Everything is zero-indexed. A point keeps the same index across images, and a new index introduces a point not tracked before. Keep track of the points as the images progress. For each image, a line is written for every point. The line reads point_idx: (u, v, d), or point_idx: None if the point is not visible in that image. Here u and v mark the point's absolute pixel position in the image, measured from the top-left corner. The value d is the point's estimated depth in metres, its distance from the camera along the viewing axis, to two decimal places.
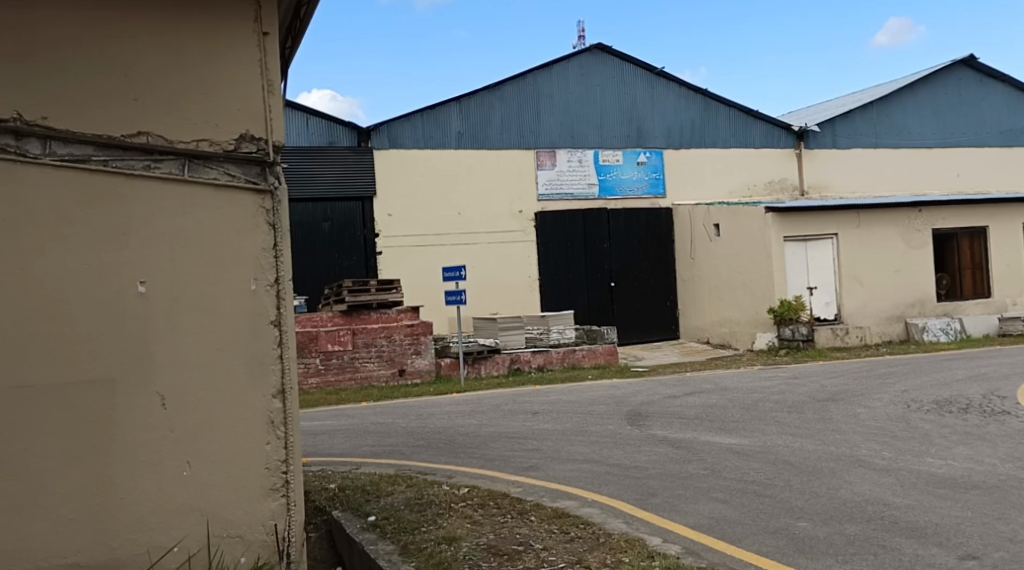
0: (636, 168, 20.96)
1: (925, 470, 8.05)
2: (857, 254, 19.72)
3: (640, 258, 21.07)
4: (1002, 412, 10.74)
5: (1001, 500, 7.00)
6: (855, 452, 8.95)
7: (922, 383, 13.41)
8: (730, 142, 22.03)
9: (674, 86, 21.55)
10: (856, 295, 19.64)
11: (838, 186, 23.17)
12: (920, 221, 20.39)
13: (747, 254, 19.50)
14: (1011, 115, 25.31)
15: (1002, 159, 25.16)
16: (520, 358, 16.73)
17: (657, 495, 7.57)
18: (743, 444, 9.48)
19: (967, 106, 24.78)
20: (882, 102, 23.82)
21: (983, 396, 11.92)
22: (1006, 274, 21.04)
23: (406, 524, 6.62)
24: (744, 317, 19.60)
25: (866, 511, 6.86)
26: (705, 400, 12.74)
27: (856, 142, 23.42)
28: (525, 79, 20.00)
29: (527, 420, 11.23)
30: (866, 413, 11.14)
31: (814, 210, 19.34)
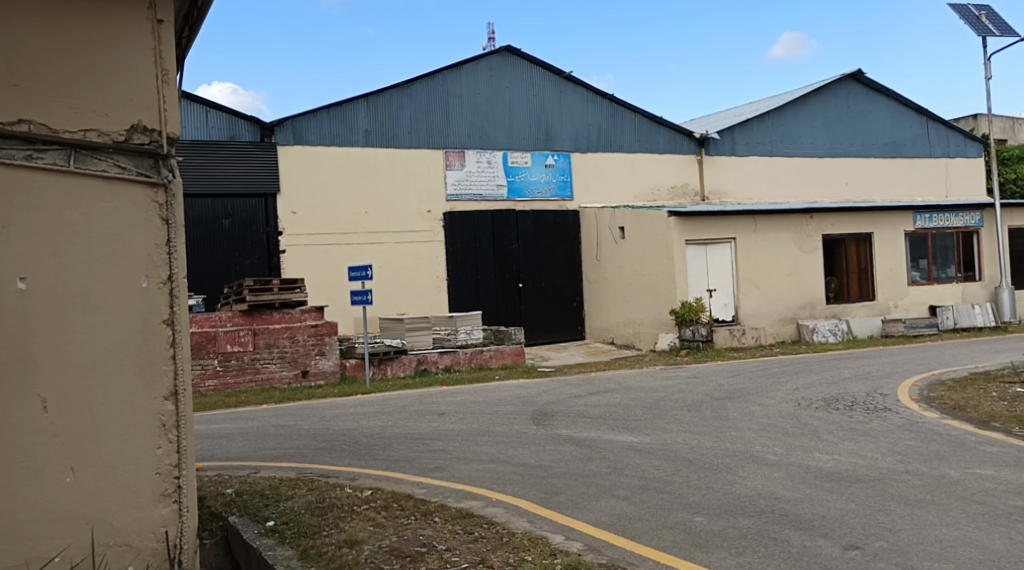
0: (543, 170, 21.19)
1: (813, 465, 8.43)
2: (752, 257, 20.45)
3: (547, 259, 21.32)
4: (884, 409, 11.31)
5: (882, 492, 7.40)
6: (749, 448, 9.30)
7: (812, 381, 14.02)
8: (635, 147, 22.50)
9: (582, 91, 21.88)
10: (752, 297, 20.39)
11: (736, 192, 23.95)
12: (812, 227, 21.30)
13: (650, 257, 19.95)
14: (895, 128, 26.67)
15: (887, 169, 26.46)
16: (427, 359, 16.72)
17: (560, 493, 7.71)
18: (644, 442, 9.73)
19: (855, 118, 25.99)
20: (778, 112, 24.76)
21: (867, 393, 12.55)
22: (889, 278, 22.16)
23: (306, 528, 6.57)
24: (647, 319, 20.06)
25: (759, 504, 7.15)
26: (609, 399, 13.01)
27: (752, 150, 24.29)
28: (434, 78, 20.00)
29: (433, 421, 11.25)
30: (760, 410, 11.59)
31: (714, 214, 19.96)
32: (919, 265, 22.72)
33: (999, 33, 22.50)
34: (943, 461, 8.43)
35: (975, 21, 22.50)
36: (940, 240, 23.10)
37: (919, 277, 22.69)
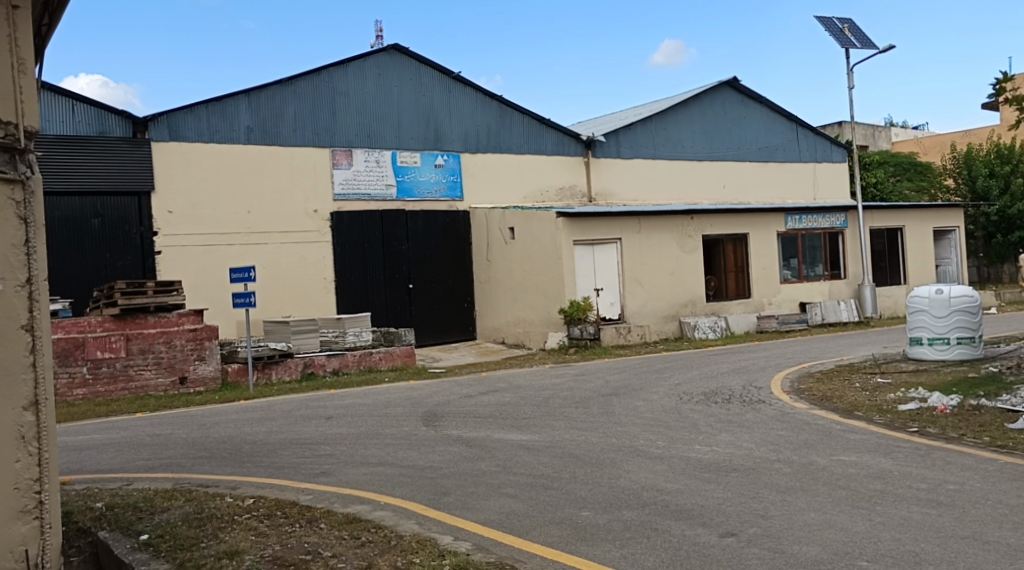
0: (433, 170, 21.15)
1: (693, 456, 8.75)
2: (637, 257, 21.02)
3: (437, 260, 21.29)
4: (758, 401, 11.82)
5: (756, 480, 7.75)
6: (634, 442, 9.57)
7: (692, 376, 14.53)
8: (524, 148, 22.73)
9: (471, 92, 21.95)
10: (636, 296, 20.98)
11: (621, 194, 24.51)
12: (692, 227, 22.04)
13: (539, 257, 20.21)
14: (769, 133, 27.89)
15: (761, 172, 27.62)
16: (314, 362, 16.47)
17: (449, 494, 7.75)
18: (532, 440, 9.87)
19: (730, 123, 27.09)
20: (661, 116, 25.53)
21: (743, 386, 13.10)
22: (763, 276, 23.15)
23: (183, 541, 6.40)
24: (537, 318, 20.33)
25: (641, 497, 7.37)
26: (498, 398, 13.13)
27: (636, 153, 24.93)
28: (319, 75, 19.70)
29: (319, 425, 11.11)
30: (644, 405, 11.92)
31: (600, 215, 20.38)
32: (790, 264, 23.83)
33: (860, 45, 23.83)
34: (811, 449, 8.89)
35: (838, 33, 23.76)
36: (809, 240, 24.27)
37: (790, 275, 23.80)
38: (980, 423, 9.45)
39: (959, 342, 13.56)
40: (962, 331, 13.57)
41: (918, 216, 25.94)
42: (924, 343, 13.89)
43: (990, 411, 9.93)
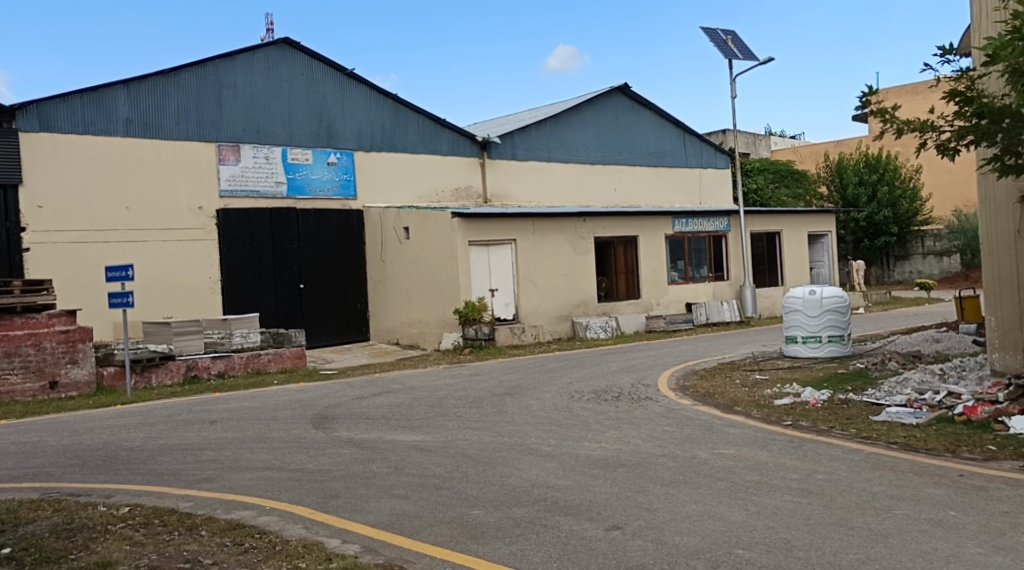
0: (325, 168, 20.81)
1: (582, 453, 8.91)
2: (531, 258, 21.23)
3: (329, 260, 20.97)
4: (645, 398, 12.12)
5: (642, 475, 7.96)
6: (525, 440, 9.67)
7: (583, 374, 14.79)
8: (419, 148, 22.62)
9: (365, 89, 21.72)
10: (530, 297, 21.18)
11: (516, 196, 24.71)
12: (585, 229, 22.40)
13: (434, 257, 20.16)
14: (658, 139, 28.65)
15: (652, 177, 28.31)
16: (198, 365, 15.98)
17: (338, 496, 7.66)
18: (424, 440, 9.86)
19: (621, 127, 27.70)
20: (555, 119, 25.89)
21: (632, 384, 13.42)
22: (652, 277, 23.76)
23: (51, 553, 6.13)
24: (431, 318, 20.28)
25: (532, 494, 7.45)
26: (391, 399, 13.05)
27: (531, 154, 25.17)
28: (205, 67, 19.13)
29: (202, 430, 10.79)
30: (536, 404, 12.07)
31: (495, 216, 20.49)
32: (677, 266, 24.52)
33: (742, 56, 24.75)
34: (694, 443, 9.18)
35: (722, 44, 24.59)
36: (695, 243, 25.03)
37: (677, 276, 24.51)
38: (848, 416, 9.96)
39: (830, 340, 14.26)
40: (833, 330, 14.29)
41: (795, 221, 27.14)
42: (799, 341, 14.49)
43: (857, 404, 10.49)
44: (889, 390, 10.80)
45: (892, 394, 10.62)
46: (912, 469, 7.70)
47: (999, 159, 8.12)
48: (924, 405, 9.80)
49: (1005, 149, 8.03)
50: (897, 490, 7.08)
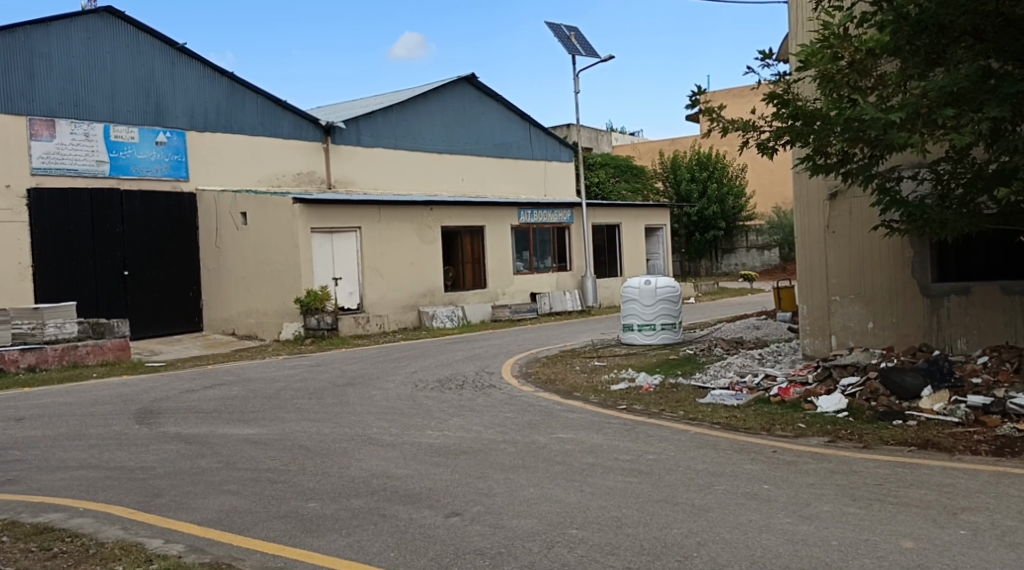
0: (153, 148, 19.73)
1: (424, 441, 8.87)
2: (376, 247, 20.99)
3: (157, 246, 19.96)
4: (489, 386, 12.24)
5: (483, 460, 8.01)
6: (366, 430, 9.54)
7: (427, 363, 14.75)
8: (258, 130, 21.88)
9: (197, 66, 20.80)
10: (375, 286, 20.95)
11: (361, 183, 24.36)
12: (431, 218, 22.36)
13: (274, 244, 19.60)
14: (504, 130, 29.00)
15: (498, 168, 28.59)
16: (4, 358, 14.92)
17: (162, 494, 7.31)
18: (259, 433, 9.57)
19: (467, 117, 27.86)
20: (401, 107, 25.71)
21: (475, 372, 13.51)
22: (498, 267, 24.03)
23: None
24: (271, 308, 19.71)
25: (371, 484, 7.35)
26: (224, 392, 12.57)
27: (377, 141, 24.86)
28: (14, 32, 17.68)
29: (10, 428, 10.04)
30: (379, 394, 11.94)
31: (339, 203, 20.11)
32: (522, 256, 24.91)
33: (585, 53, 25.39)
34: (534, 429, 9.35)
35: (566, 40, 25.10)
36: (540, 234, 25.50)
37: (522, 267, 24.88)
38: (677, 399, 10.43)
39: (663, 328, 14.89)
40: (666, 317, 14.93)
41: (632, 214, 28.13)
42: (635, 329, 15.03)
43: (685, 388, 11.01)
44: (714, 374, 11.41)
45: (716, 377, 11.24)
46: (733, 446, 8.15)
47: (811, 160, 8.63)
48: (744, 388, 10.42)
49: (816, 150, 8.54)
50: (718, 467, 7.48)
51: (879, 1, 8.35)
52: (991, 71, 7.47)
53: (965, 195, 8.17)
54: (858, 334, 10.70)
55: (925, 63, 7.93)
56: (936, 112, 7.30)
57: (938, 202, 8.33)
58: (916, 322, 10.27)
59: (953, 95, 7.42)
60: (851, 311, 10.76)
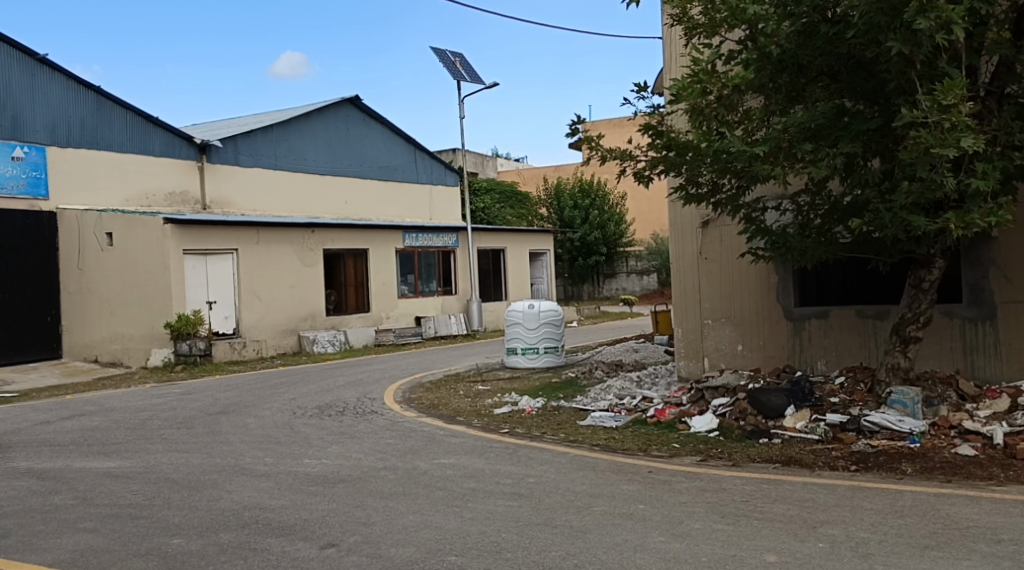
0: (10, 164, 18.50)
1: (300, 471, 8.69)
2: (253, 269, 20.50)
3: (11, 267, 18.60)
4: (370, 412, 12.11)
5: (361, 489, 7.92)
6: (239, 461, 9.28)
7: (306, 390, 14.45)
8: (126, 146, 21.08)
9: (61, 78, 19.90)
10: (253, 310, 20.43)
11: (238, 203, 23.76)
12: (313, 240, 22.03)
13: (143, 266, 18.88)
14: (388, 153, 28.94)
15: (382, 190, 28.47)
16: None
17: (11, 535, 6.91)
18: (122, 467, 9.17)
19: (351, 140, 27.71)
20: (281, 127, 25.34)
21: (356, 398, 13.32)
22: (381, 290, 23.84)
23: None
24: (138, 333, 18.93)
25: (242, 517, 7.14)
26: (83, 423, 11.97)
27: (256, 162, 24.36)
28: None
29: None
30: (254, 422, 11.63)
31: (214, 224, 19.57)
32: (406, 279, 24.79)
33: (470, 79, 25.63)
34: (415, 455, 9.31)
35: (451, 66, 25.25)
36: (425, 257, 25.47)
37: (406, 290, 24.77)
38: (558, 422, 10.59)
39: (546, 351, 15.10)
40: (549, 341, 15.14)
41: (517, 239, 28.48)
42: (519, 352, 15.17)
43: (567, 410, 11.19)
44: (595, 396, 11.64)
45: (596, 400, 11.45)
46: (610, 468, 8.34)
47: (683, 189, 8.98)
48: (623, 409, 10.69)
49: (688, 180, 8.88)
50: (596, 489, 7.63)
51: (744, 39, 8.80)
52: (845, 109, 7.99)
53: (824, 225, 8.69)
54: (729, 356, 11.14)
55: (786, 100, 8.45)
56: (796, 146, 7.76)
57: (799, 231, 8.83)
58: (780, 343, 10.79)
59: (810, 130, 7.91)
60: (722, 334, 11.20)
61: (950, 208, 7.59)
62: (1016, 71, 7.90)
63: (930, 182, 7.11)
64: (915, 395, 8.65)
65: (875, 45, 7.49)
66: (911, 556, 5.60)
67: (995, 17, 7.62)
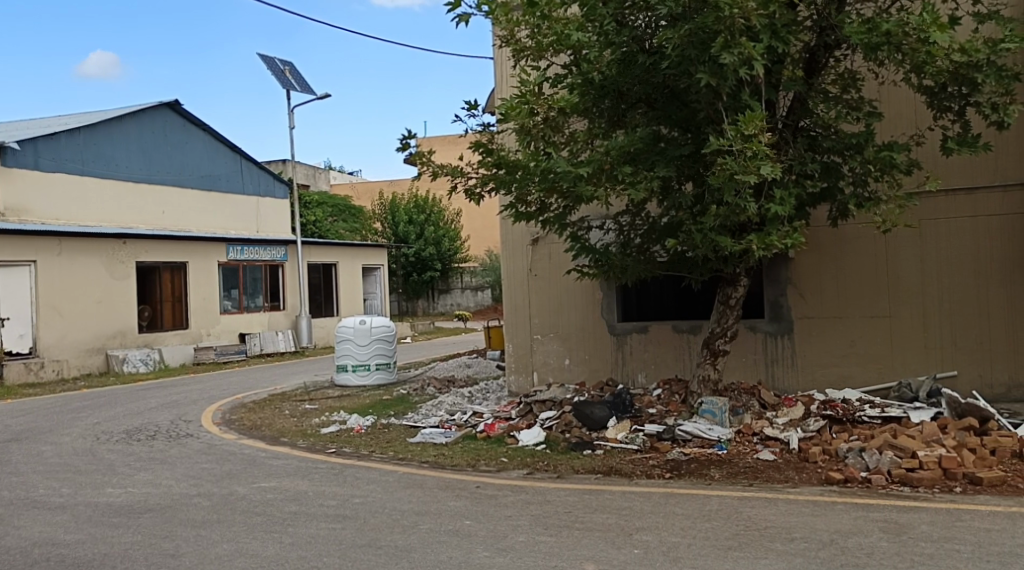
0: None
1: (101, 501, 8.16)
2: (55, 284, 19.12)
3: None
4: (185, 435, 11.55)
5: (169, 518, 7.53)
6: (31, 493, 8.59)
7: (114, 414, 13.59)
8: None
9: None
10: (53, 327, 19.06)
11: (39, 210, 22.04)
12: (125, 252, 20.82)
13: None
14: (210, 161, 27.89)
15: (205, 201, 27.34)
16: None
17: None
18: None
19: (169, 146, 26.54)
20: (90, 129, 23.85)
21: (170, 421, 12.65)
22: (201, 305, 22.87)
23: None
24: None
25: (31, 555, 6.62)
26: None
27: (60, 166, 22.74)
28: None
29: None
30: (51, 450, 10.82)
31: (9, 233, 18.09)
32: (230, 295, 23.91)
33: (300, 88, 25.10)
34: (232, 479, 8.95)
35: (280, 74, 24.62)
36: (251, 271, 24.65)
37: (230, 306, 23.91)
38: (387, 440, 10.49)
39: (377, 368, 14.94)
40: (380, 357, 14.99)
41: (350, 253, 28.14)
42: (349, 369, 14.91)
43: (396, 428, 11.10)
44: (425, 413, 11.60)
45: (426, 417, 11.42)
46: (438, 484, 8.34)
47: (513, 207, 9.06)
48: (453, 425, 10.73)
49: (516, 198, 8.99)
50: (422, 506, 7.61)
51: (569, 64, 9.08)
52: (661, 135, 8.43)
53: (642, 243, 9.18)
54: (556, 370, 11.42)
55: (608, 124, 8.78)
56: (617, 169, 8.05)
57: (620, 249, 9.23)
58: (603, 357, 11.17)
59: (630, 154, 8.26)
60: (549, 348, 11.47)
61: (753, 230, 8.11)
62: (808, 106, 8.55)
63: (735, 207, 7.60)
64: (723, 404, 9.17)
65: (686, 77, 7.98)
66: (716, 558, 5.92)
67: (790, 56, 8.32)
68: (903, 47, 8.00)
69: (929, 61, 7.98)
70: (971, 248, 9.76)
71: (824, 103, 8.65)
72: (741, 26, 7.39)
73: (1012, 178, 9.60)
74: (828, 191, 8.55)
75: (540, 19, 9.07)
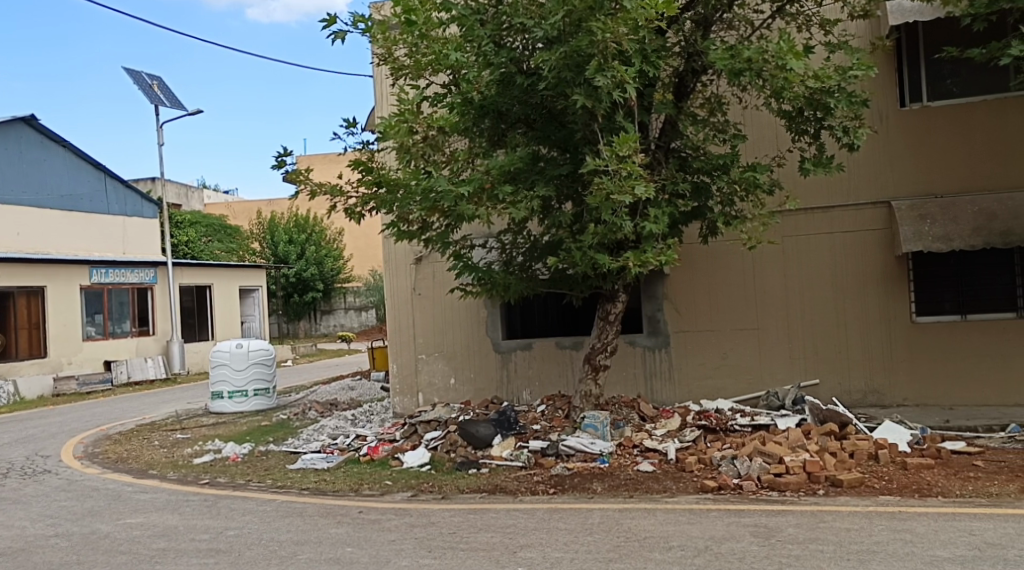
0: None
1: None
2: None
3: None
4: (42, 472, 10.86)
5: (22, 562, 7.05)
6: None
7: None
8: None
9: None
10: None
11: None
12: None
13: None
14: (69, 179, 26.41)
15: (64, 221, 25.79)
16: None
17: None
18: None
19: (23, 163, 25.02)
20: None
21: (25, 457, 11.87)
22: (61, 332, 21.59)
23: None
24: None
25: None
26: None
27: None
28: None
29: None
30: None
31: None
32: (92, 321, 22.67)
33: (169, 104, 24.17)
34: (94, 517, 8.46)
35: (148, 89, 23.67)
36: (116, 296, 23.47)
37: (94, 332, 22.70)
38: (265, 468, 10.17)
39: (256, 393, 14.48)
40: (258, 383, 14.53)
41: (224, 275, 27.25)
42: (225, 396, 14.39)
43: (276, 454, 10.78)
44: (306, 438, 11.32)
45: (308, 442, 11.15)
46: (319, 512, 8.14)
47: (395, 226, 8.99)
48: (336, 449, 10.51)
49: (398, 217, 8.91)
50: (302, 535, 7.40)
51: (449, 83, 9.11)
52: (539, 155, 8.56)
53: (524, 262, 9.32)
54: (441, 390, 11.38)
55: (489, 143, 8.83)
56: (497, 188, 8.11)
57: (503, 267, 9.31)
58: (489, 375, 11.21)
59: (510, 173, 8.34)
60: (434, 368, 11.41)
61: (630, 248, 8.33)
62: (678, 128, 8.90)
63: (612, 225, 7.82)
64: (604, 418, 9.37)
65: (562, 98, 8.16)
66: None
67: (660, 79, 8.65)
68: (764, 73, 8.42)
69: (786, 87, 8.41)
70: (829, 263, 10.35)
71: (693, 125, 9.03)
72: (613, 50, 7.64)
73: (864, 198, 10.26)
74: (699, 211, 8.87)
75: (419, 38, 9.07)
